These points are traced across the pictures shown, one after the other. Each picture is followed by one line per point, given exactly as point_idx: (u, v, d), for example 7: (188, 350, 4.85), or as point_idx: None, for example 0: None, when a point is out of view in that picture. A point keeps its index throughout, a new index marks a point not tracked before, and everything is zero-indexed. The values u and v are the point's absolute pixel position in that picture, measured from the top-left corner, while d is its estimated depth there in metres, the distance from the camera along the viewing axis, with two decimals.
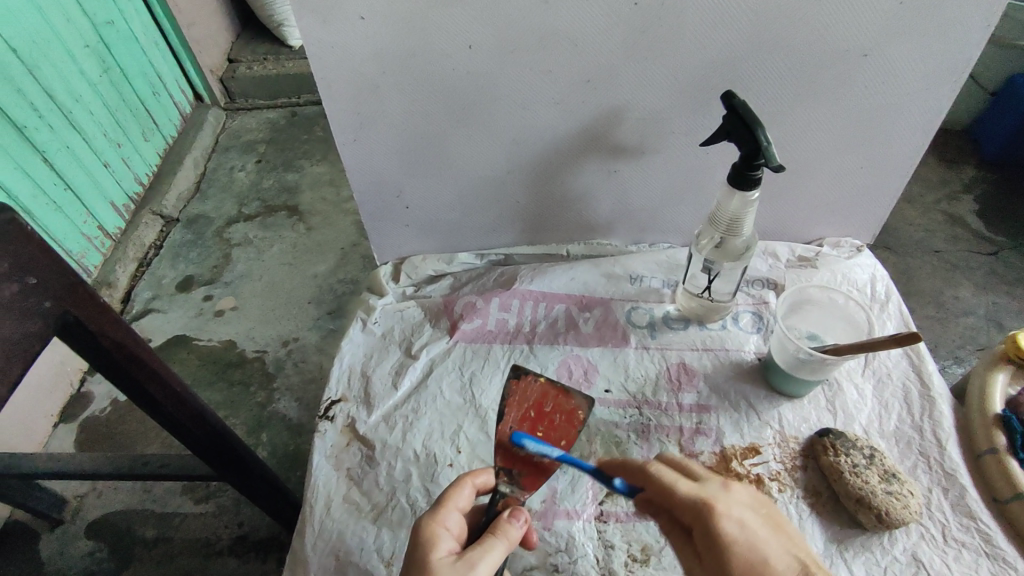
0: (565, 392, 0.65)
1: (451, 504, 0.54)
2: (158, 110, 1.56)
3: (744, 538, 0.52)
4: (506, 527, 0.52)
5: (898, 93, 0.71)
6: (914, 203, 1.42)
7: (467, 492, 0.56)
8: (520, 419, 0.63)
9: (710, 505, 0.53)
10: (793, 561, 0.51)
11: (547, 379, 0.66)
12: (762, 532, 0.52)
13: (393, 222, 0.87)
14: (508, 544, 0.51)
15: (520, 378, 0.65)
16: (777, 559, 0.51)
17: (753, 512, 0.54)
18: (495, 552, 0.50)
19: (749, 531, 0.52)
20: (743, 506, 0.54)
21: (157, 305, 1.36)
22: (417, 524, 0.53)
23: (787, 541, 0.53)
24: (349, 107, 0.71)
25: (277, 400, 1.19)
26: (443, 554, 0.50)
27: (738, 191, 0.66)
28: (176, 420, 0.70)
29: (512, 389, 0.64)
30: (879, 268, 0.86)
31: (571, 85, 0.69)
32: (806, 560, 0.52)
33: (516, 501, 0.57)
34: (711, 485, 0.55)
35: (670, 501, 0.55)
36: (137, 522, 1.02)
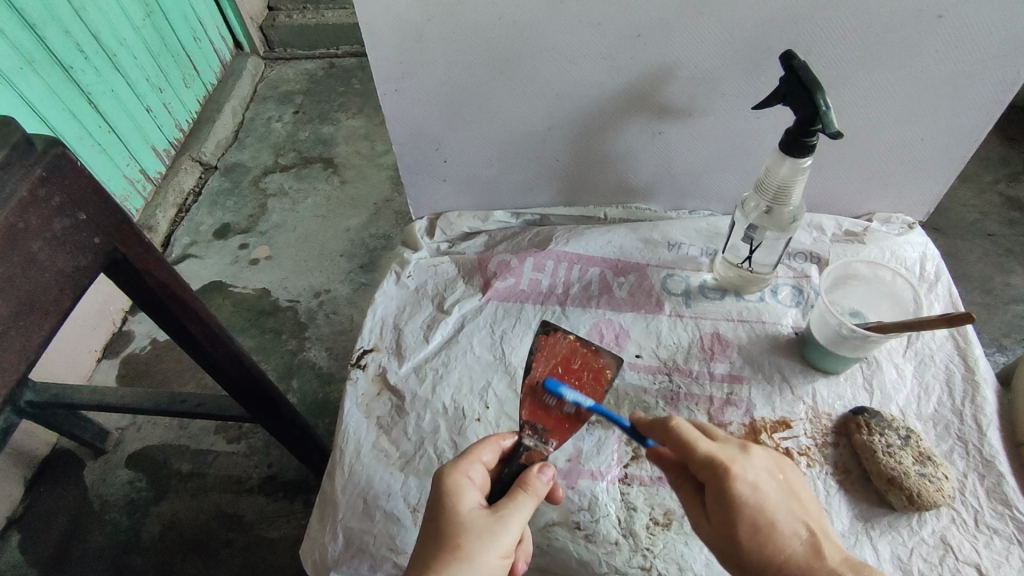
0: (594, 350, 0.68)
1: (477, 457, 0.55)
2: (198, 56, 1.56)
3: (754, 501, 0.53)
4: (534, 482, 0.53)
5: (971, 61, 0.67)
6: (969, 182, 1.35)
7: (492, 447, 0.57)
8: (549, 372, 0.66)
9: (726, 468, 0.53)
10: (801, 532, 0.53)
11: (576, 338, 0.69)
12: (774, 496, 0.53)
13: (430, 176, 0.86)
14: (536, 499, 0.52)
15: (550, 335, 0.69)
16: (786, 524, 0.53)
17: (768, 475, 0.55)
18: (525, 508, 0.51)
19: (761, 494, 0.53)
20: (760, 469, 0.55)
21: (195, 251, 1.39)
22: (440, 472, 0.53)
23: (798, 507, 0.54)
24: (393, 55, 0.70)
25: (308, 349, 1.22)
26: (473, 506, 0.51)
27: (789, 157, 0.63)
28: (214, 360, 0.72)
29: (542, 344, 0.68)
30: (930, 246, 0.83)
31: (621, 39, 0.66)
32: (814, 525, 0.54)
33: (538, 456, 0.59)
34: (730, 446, 0.56)
35: (687, 458, 0.55)
36: (174, 457, 1.06)
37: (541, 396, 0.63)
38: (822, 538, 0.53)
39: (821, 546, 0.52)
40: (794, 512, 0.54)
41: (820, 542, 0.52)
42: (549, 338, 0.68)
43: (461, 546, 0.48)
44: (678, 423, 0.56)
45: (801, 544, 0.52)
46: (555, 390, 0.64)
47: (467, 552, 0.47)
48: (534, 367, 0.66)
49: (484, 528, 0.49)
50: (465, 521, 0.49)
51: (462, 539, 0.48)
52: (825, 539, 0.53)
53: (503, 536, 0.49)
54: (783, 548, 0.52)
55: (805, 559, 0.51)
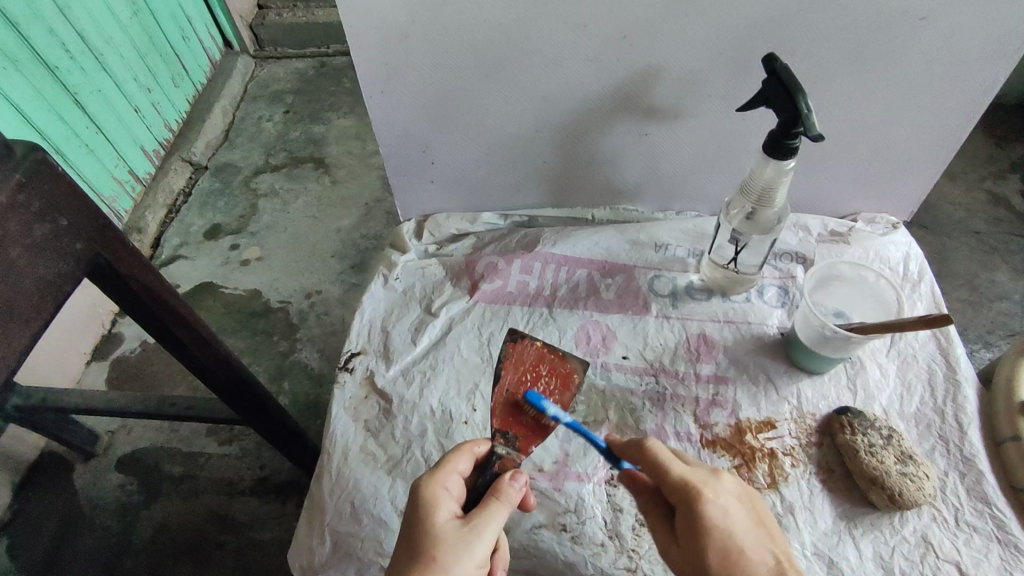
0: (560, 356, 0.68)
1: (452, 465, 0.55)
2: (187, 55, 1.55)
3: (722, 526, 0.53)
4: (507, 490, 0.53)
5: (953, 63, 0.67)
6: (957, 180, 1.36)
7: (467, 455, 0.57)
8: (518, 381, 0.66)
9: (699, 492, 0.53)
10: (768, 557, 0.53)
11: (542, 344, 0.70)
12: (742, 523, 0.53)
13: (418, 178, 0.86)
14: (510, 506, 0.53)
15: (518, 343, 0.68)
16: (753, 551, 0.53)
17: (739, 502, 0.55)
18: (499, 516, 0.51)
19: (729, 519, 0.53)
20: (730, 495, 0.54)
21: (185, 252, 1.39)
22: (416, 483, 0.53)
23: (767, 537, 0.54)
24: (378, 57, 0.70)
25: (299, 350, 1.22)
26: (448, 517, 0.51)
27: (773, 160, 0.64)
28: (202, 364, 0.72)
29: (511, 353, 0.68)
30: (914, 246, 0.83)
31: (606, 42, 0.67)
32: (780, 555, 0.54)
33: (512, 463, 0.58)
34: (702, 470, 0.55)
35: (660, 482, 0.55)
36: (165, 459, 1.06)
37: (512, 405, 0.63)
38: (787, 564, 0.53)
39: (786, 573, 0.52)
40: (763, 539, 0.54)
41: (785, 569, 0.53)
42: (519, 347, 0.68)
43: (436, 558, 0.48)
44: (653, 444, 0.56)
45: (768, 571, 0.52)
46: (526, 398, 0.65)
47: (443, 563, 0.48)
48: (505, 375, 0.66)
49: (458, 539, 0.49)
50: (440, 533, 0.49)
51: (437, 550, 0.48)
52: (790, 565, 0.53)
53: (478, 545, 0.49)
54: (750, 575, 0.52)
55: None
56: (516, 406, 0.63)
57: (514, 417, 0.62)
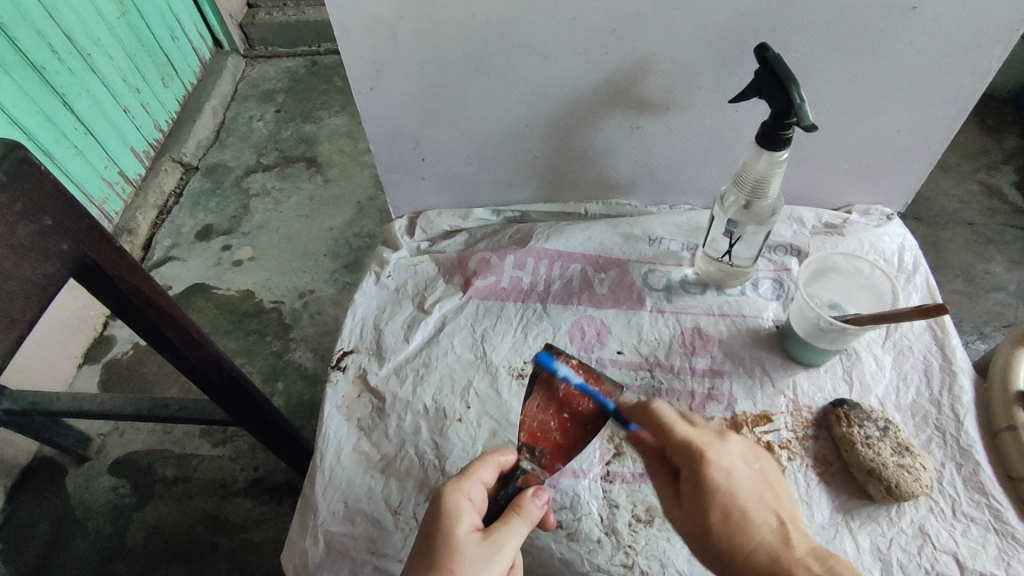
0: (598, 377, 0.63)
1: (476, 476, 0.54)
2: (176, 54, 1.54)
3: (725, 487, 0.54)
4: (528, 506, 0.52)
5: (945, 52, 0.67)
6: (949, 171, 1.36)
7: (492, 465, 0.56)
8: (549, 398, 0.62)
9: (703, 453, 0.54)
10: (772, 520, 0.54)
11: (579, 361, 0.64)
12: (746, 483, 0.54)
13: (409, 175, 0.85)
14: (529, 523, 0.52)
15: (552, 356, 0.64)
16: (756, 512, 0.54)
17: (745, 463, 0.56)
18: (519, 533, 0.51)
19: (733, 482, 0.54)
20: (737, 457, 0.55)
21: (177, 253, 1.38)
22: (440, 492, 0.52)
23: (773, 498, 0.55)
24: (366, 52, 0.69)
25: (293, 350, 1.21)
26: (469, 530, 0.50)
27: (766, 151, 0.63)
28: (192, 365, 0.71)
29: (541, 366, 0.63)
30: (908, 237, 0.83)
31: (596, 34, 0.66)
32: (786, 517, 0.54)
33: (535, 480, 0.58)
34: (707, 432, 0.56)
35: (665, 443, 0.57)
36: (158, 462, 1.05)
37: (540, 420, 0.62)
38: (793, 528, 0.54)
39: (790, 537, 0.53)
40: (767, 503, 0.55)
41: (789, 533, 0.53)
42: (549, 361, 0.64)
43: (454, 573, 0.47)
44: (658, 407, 0.57)
45: (771, 533, 0.53)
46: (554, 415, 0.62)
47: None
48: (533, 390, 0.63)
49: (479, 555, 0.49)
50: (460, 546, 0.49)
51: (456, 564, 0.48)
52: (795, 530, 0.54)
53: (497, 562, 0.49)
54: (753, 536, 0.53)
55: (773, 548, 0.53)
56: (543, 422, 0.62)
57: (541, 431, 0.61)
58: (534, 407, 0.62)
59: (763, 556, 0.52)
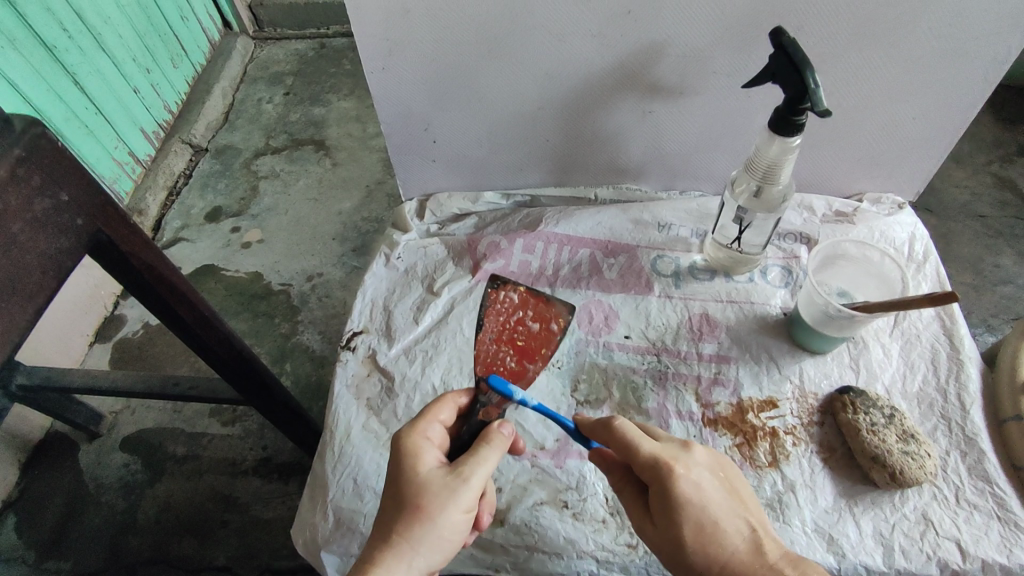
0: (545, 301, 0.76)
1: (434, 416, 0.56)
2: (186, 35, 1.54)
3: (691, 501, 0.53)
4: (495, 436, 0.54)
5: (962, 39, 0.66)
6: (962, 163, 1.35)
7: (449, 406, 0.58)
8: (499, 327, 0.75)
9: (669, 470, 0.53)
10: (743, 530, 0.54)
11: (526, 289, 0.77)
12: (716, 496, 0.54)
13: (420, 157, 0.86)
14: (497, 453, 0.53)
15: (499, 290, 0.77)
16: (727, 522, 0.53)
17: (712, 474, 0.55)
18: (486, 463, 0.52)
19: (701, 494, 0.53)
20: (702, 467, 0.55)
21: (187, 235, 1.39)
22: (398, 434, 0.54)
23: (743, 507, 0.55)
24: (379, 32, 0.69)
25: (301, 332, 1.22)
26: (431, 466, 0.52)
27: (779, 136, 0.63)
28: (204, 343, 0.72)
29: (492, 300, 0.76)
30: (920, 226, 0.83)
31: (609, 16, 0.66)
32: (756, 525, 0.55)
33: (495, 412, 0.59)
34: (671, 446, 0.56)
35: (631, 463, 0.55)
36: (168, 439, 1.07)
37: (494, 351, 0.74)
38: (763, 533, 0.54)
39: (762, 543, 0.53)
40: (734, 515, 0.54)
41: (762, 539, 0.54)
42: (499, 292, 0.77)
43: (422, 507, 0.49)
44: (621, 422, 0.56)
45: (743, 542, 0.53)
46: (507, 344, 0.74)
47: (428, 511, 0.49)
48: (486, 323, 0.75)
49: (444, 487, 0.50)
50: (424, 481, 0.50)
51: (422, 499, 0.49)
52: (766, 536, 0.54)
53: (463, 492, 0.50)
54: (724, 546, 0.53)
55: (746, 555, 0.52)
56: (497, 351, 0.73)
57: (496, 361, 0.73)
58: (487, 338, 0.75)
59: (735, 566, 0.52)
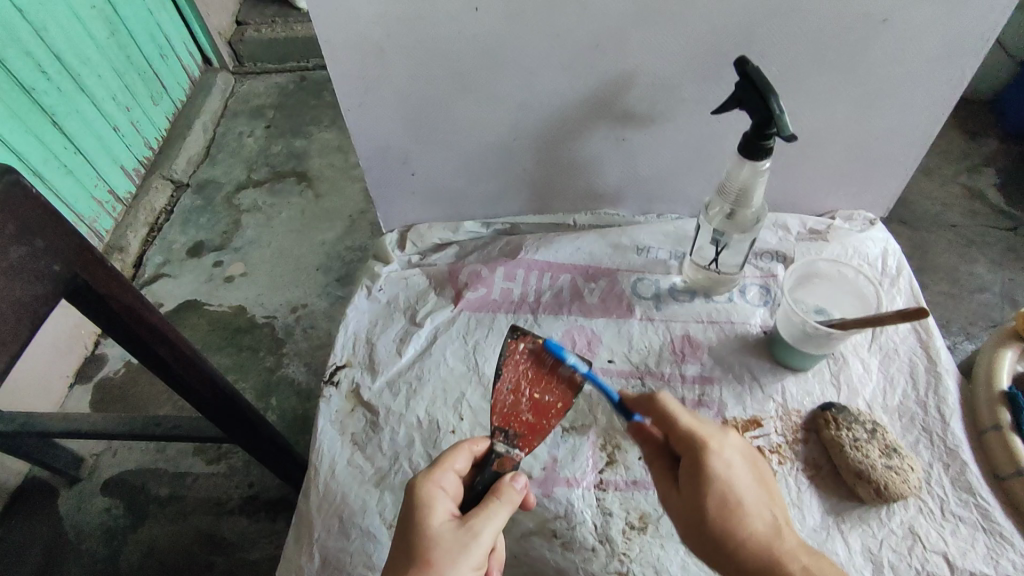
0: (569, 353, 0.61)
1: (449, 465, 0.55)
2: (165, 72, 1.54)
3: (722, 477, 0.54)
4: (508, 490, 0.53)
5: (919, 62, 0.69)
6: (932, 175, 1.39)
7: (465, 454, 0.57)
8: (518, 378, 0.61)
9: (703, 442, 0.55)
10: (766, 515, 0.54)
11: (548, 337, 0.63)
12: (743, 476, 0.55)
13: (399, 189, 0.86)
14: (509, 506, 0.53)
15: (519, 340, 0.63)
16: (751, 503, 0.54)
17: (743, 458, 0.56)
18: (497, 517, 0.52)
19: (731, 471, 0.55)
20: (736, 449, 0.56)
21: (169, 271, 1.38)
22: (412, 483, 0.53)
23: (767, 493, 0.56)
24: (354, 70, 0.70)
25: (286, 365, 1.21)
26: (443, 519, 0.51)
27: (749, 160, 0.64)
28: (186, 383, 0.71)
29: (511, 351, 0.62)
30: (891, 241, 0.85)
31: (579, 49, 0.67)
32: (778, 516, 0.55)
33: (510, 463, 0.57)
34: (710, 423, 0.57)
35: (669, 432, 0.57)
36: (151, 480, 1.05)
37: (511, 402, 0.60)
38: (784, 525, 0.54)
39: (781, 531, 0.54)
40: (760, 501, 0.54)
41: (782, 528, 0.54)
42: (518, 345, 0.62)
43: (432, 563, 0.48)
44: (666, 396, 0.59)
45: (764, 526, 0.54)
46: (526, 397, 0.61)
47: (438, 567, 0.48)
48: (504, 374, 0.62)
49: (454, 542, 0.49)
50: (436, 535, 0.50)
51: (432, 553, 0.49)
52: (786, 527, 0.54)
53: (474, 547, 0.50)
54: (745, 526, 0.53)
55: (765, 538, 0.53)
56: (515, 405, 0.60)
57: (513, 414, 0.60)
58: (505, 389, 0.61)
59: (752, 546, 0.53)
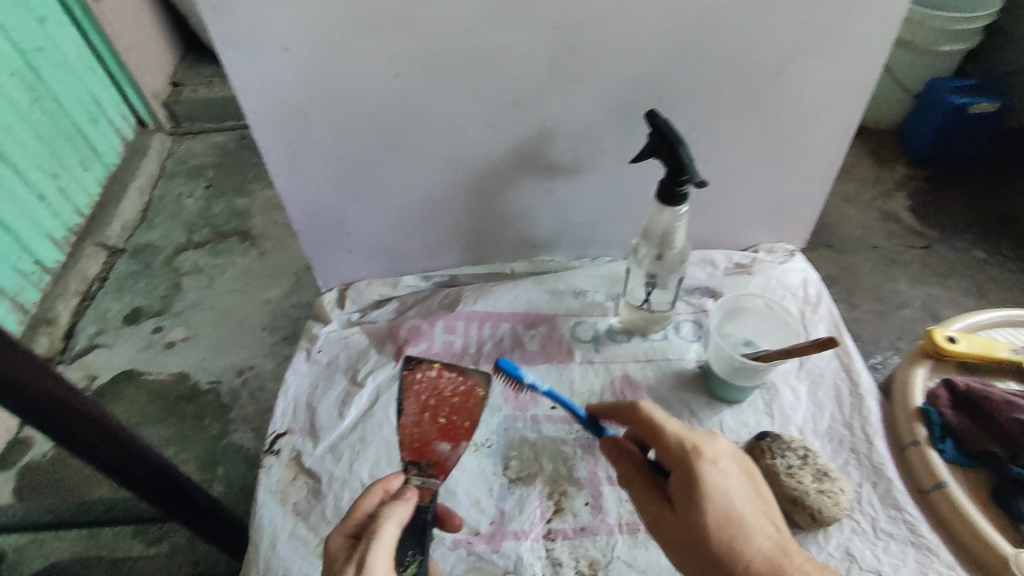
0: (462, 374, 0.75)
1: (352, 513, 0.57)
2: (97, 137, 1.52)
3: (721, 488, 0.55)
4: (389, 510, 0.54)
5: (813, 107, 0.75)
6: (852, 201, 1.48)
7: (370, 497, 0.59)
8: (420, 408, 0.73)
9: (697, 452, 0.57)
10: (767, 526, 0.55)
11: (441, 365, 0.77)
12: (740, 487, 0.56)
13: (335, 249, 0.86)
14: (394, 523, 0.53)
15: (415, 370, 0.76)
16: (751, 513, 0.55)
17: (737, 466, 0.58)
18: (384, 537, 0.52)
19: (727, 482, 0.56)
20: (729, 458, 0.58)
21: (102, 341, 1.32)
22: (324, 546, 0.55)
23: (764, 504, 0.57)
24: (280, 137, 0.70)
25: (233, 432, 1.17)
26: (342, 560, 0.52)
27: (667, 206, 0.68)
28: (118, 467, 0.68)
29: (410, 382, 0.75)
30: (810, 271, 0.90)
31: (500, 108, 0.70)
32: (777, 526, 0.56)
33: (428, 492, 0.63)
34: (698, 434, 0.60)
35: (660, 445, 0.59)
36: (85, 568, 0.98)
37: (418, 431, 0.71)
38: (786, 536, 0.55)
39: (786, 545, 0.54)
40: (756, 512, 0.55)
41: (785, 541, 0.54)
42: (416, 373, 0.75)
43: None
44: (647, 407, 0.62)
45: (768, 540, 0.54)
46: (431, 420, 0.71)
47: None
48: (406, 407, 0.73)
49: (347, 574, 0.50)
50: None
51: None
52: (786, 537, 0.55)
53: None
54: (748, 539, 0.53)
55: (770, 553, 0.53)
56: (423, 431, 0.70)
57: (424, 442, 0.70)
58: (409, 420, 0.72)
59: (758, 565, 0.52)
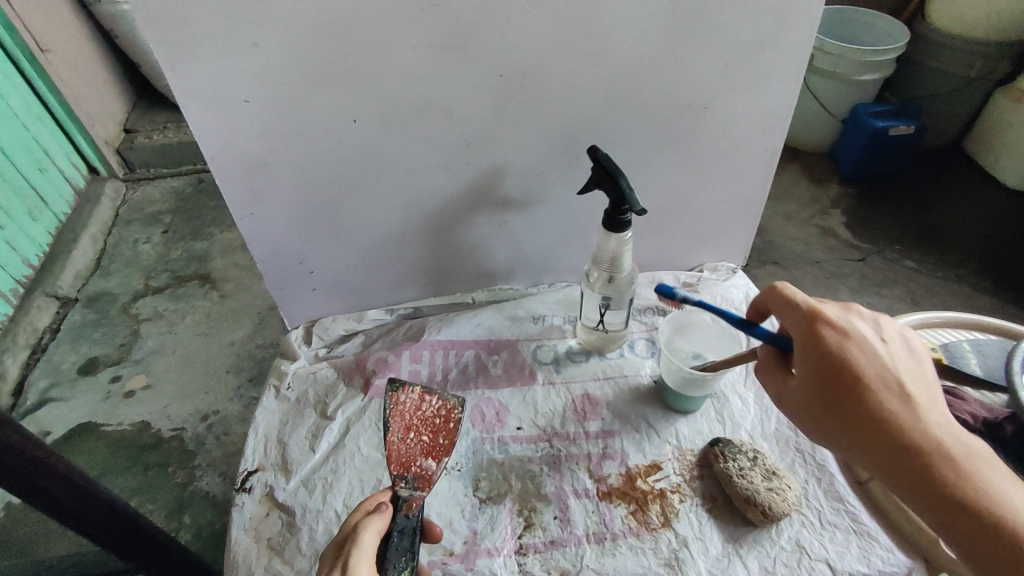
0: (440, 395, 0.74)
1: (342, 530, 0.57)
2: (46, 187, 1.51)
3: (846, 352, 0.54)
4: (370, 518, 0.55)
5: (737, 138, 0.82)
6: (791, 220, 1.58)
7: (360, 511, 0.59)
8: (405, 427, 0.70)
9: (822, 317, 0.56)
10: (905, 395, 0.52)
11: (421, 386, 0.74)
12: (874, 354, 0.54)
13: (299, 288, 0.89)
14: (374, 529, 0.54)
15: (399, 391, 0.73)
16: (883, 378, 0.53)
17: (874, 334, 0.55)
18: (364, 543, 0.53)
19: (856, 347, 0.54)
20: (864, 325, 0.56)
21: (57, 393, 1.30)
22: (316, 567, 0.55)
23: (907, 373, 0.54)
24: (241, 183, 0.73)
25: (199, 477, 1.15)
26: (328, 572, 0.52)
27: (613, 233, 0.73)
28: (86, 518, 0.67)
29: (394, 402, 0.71)
30: (751, 286, 0.96)
31: (451, 149, 0.75)
32: (922, 397, 0.53)
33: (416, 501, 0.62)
34: (830, 305, 0.58)
35: (786, 314, 0.59)
36: None
37: (404, 450, 0.68)
38: (931, 407, 0.52)
39: (925, 413, 0.51)
40: (898, 377, 0.53)
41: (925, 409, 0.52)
42: (399, 394, 0.72)
43: None
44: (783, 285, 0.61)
45: (904, 407, 0.52)
46: (415, 440, 0.69)
47: None
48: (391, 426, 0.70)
49: None
50: None
51: None
52: (932, 407, 0.52)
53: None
54: (876, 404, 0.52)
55: (904, 419, 0.51)
56: (410, 450, 0.68)
57: (409, 460, 0.67)
58: (395, 438, 0.69)
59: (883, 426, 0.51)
